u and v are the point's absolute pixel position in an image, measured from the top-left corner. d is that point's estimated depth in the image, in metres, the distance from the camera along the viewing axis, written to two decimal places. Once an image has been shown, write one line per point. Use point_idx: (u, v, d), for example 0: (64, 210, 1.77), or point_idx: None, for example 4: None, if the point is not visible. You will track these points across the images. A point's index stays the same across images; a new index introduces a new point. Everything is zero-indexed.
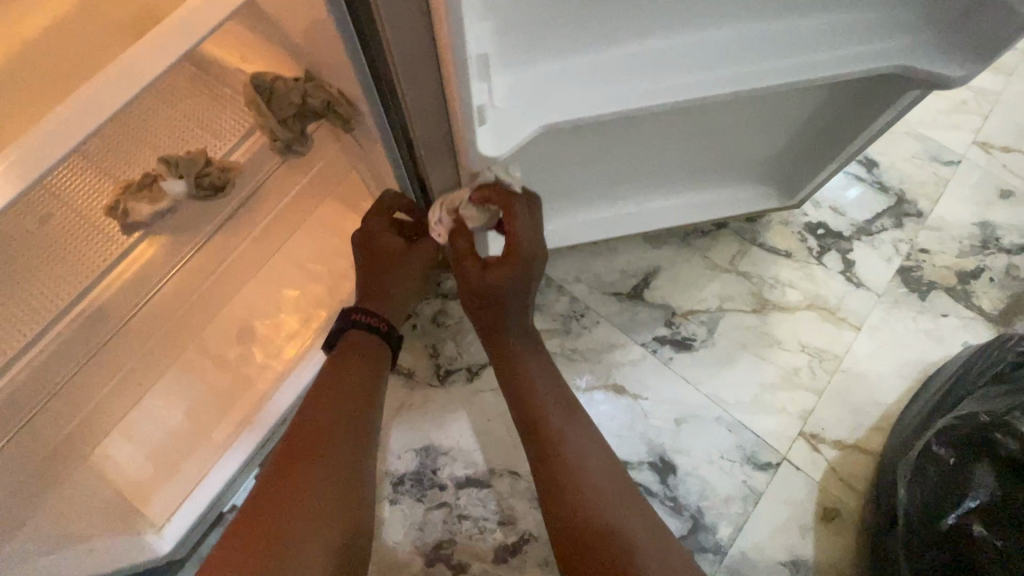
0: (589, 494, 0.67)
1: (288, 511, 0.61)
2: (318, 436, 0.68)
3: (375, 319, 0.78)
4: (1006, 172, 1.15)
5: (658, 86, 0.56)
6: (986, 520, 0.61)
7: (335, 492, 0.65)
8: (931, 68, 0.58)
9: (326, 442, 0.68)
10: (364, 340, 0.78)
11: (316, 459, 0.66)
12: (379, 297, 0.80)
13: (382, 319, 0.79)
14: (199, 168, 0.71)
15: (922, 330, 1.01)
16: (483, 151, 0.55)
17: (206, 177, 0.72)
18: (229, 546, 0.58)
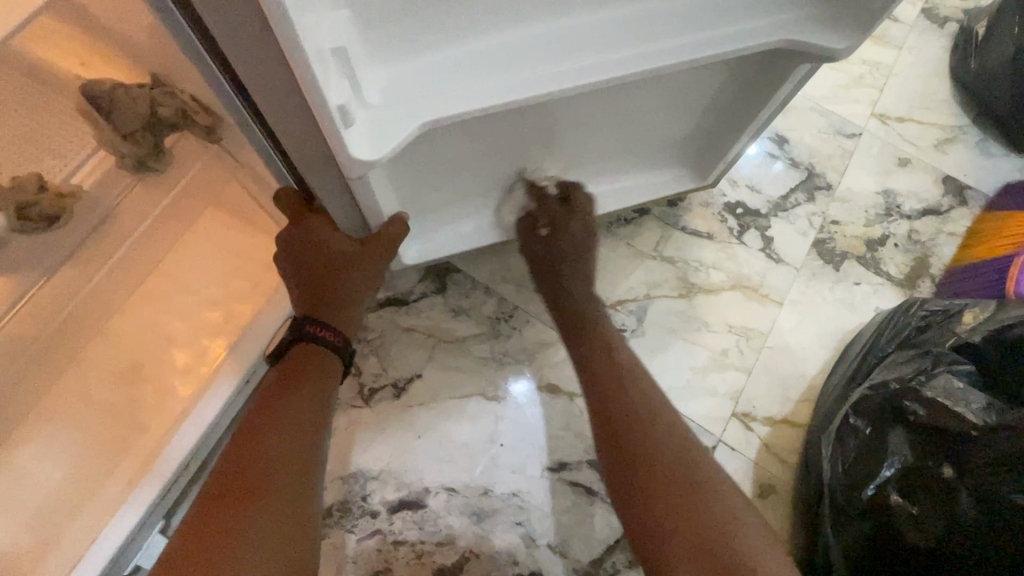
0: (654, 437, 0.63)
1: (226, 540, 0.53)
2: (266, 455, 0.61)
3: (329, 333, 0.71)
4: (902, 141, 1.21)
5: (546, 73, 0.53)
6: (902, 488, 0.62)
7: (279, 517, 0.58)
8: (819, 41, 0.57)
9: (274, 462, 0.61)
10: (314, 351, 0.71)
11: (267, 487, 0.59)
12: (330, 305, 0.72)
13: (338, 331, 0.72)
14: (27, 198, 0.67)
15: (838, 299, 1.05)
16: (361, 158, 0.48)
17: (36, 207, 0.68)
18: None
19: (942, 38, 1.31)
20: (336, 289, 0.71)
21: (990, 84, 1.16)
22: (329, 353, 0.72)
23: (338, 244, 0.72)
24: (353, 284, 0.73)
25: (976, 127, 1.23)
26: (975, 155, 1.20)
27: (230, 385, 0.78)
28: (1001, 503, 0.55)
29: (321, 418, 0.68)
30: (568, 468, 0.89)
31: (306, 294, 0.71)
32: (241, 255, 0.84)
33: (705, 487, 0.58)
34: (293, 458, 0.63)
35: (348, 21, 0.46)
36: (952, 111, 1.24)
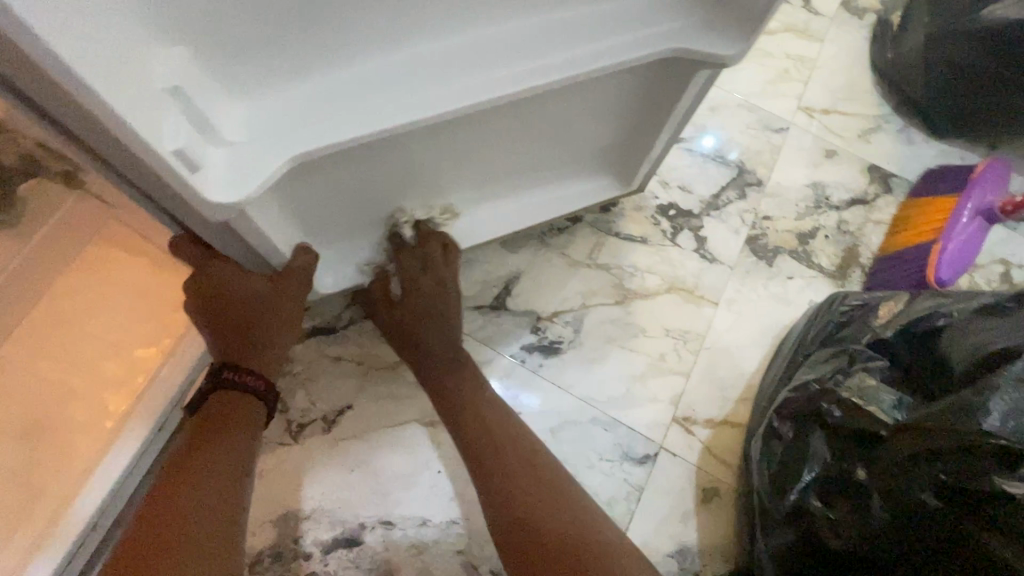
0: (504, 464, 0.65)
1: None
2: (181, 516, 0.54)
3: (247, 379, 0.66)
4: (828, 133, 1.22)
5: (423, 96, 0.51)
6: (822, 492, 0.62)
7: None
8: (709, 50, 0.56)
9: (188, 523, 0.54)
10: (242, 402, 0.66)
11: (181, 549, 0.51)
12: (246, 351, 0.68)
13: (260, 376, 0.67)
14: None
15: (773, 295, 1.05)
16: (221, 201, 0.44)
17: None
18: None
19: (861, 29, 1.34)
20: (250, 335, 0.67)
21: (907, 73, 1.18)
22: (258, 404, 0.67)
23: (249, 287, 0.67)
24: (277, 326, 0.70)
25: (898, 115, 1.25)
26: (898, 144, 1.22)
27: (139, 437, 0.73)
28: (912, 503, 0.55)
29: (245, 458, 0.63)
30: None
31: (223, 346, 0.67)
32: (144, 298, 0.81)
33: (566, 502, 0.61)
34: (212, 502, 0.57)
35: (188, 59, 0.42)
36: (875, 100, 1.26)
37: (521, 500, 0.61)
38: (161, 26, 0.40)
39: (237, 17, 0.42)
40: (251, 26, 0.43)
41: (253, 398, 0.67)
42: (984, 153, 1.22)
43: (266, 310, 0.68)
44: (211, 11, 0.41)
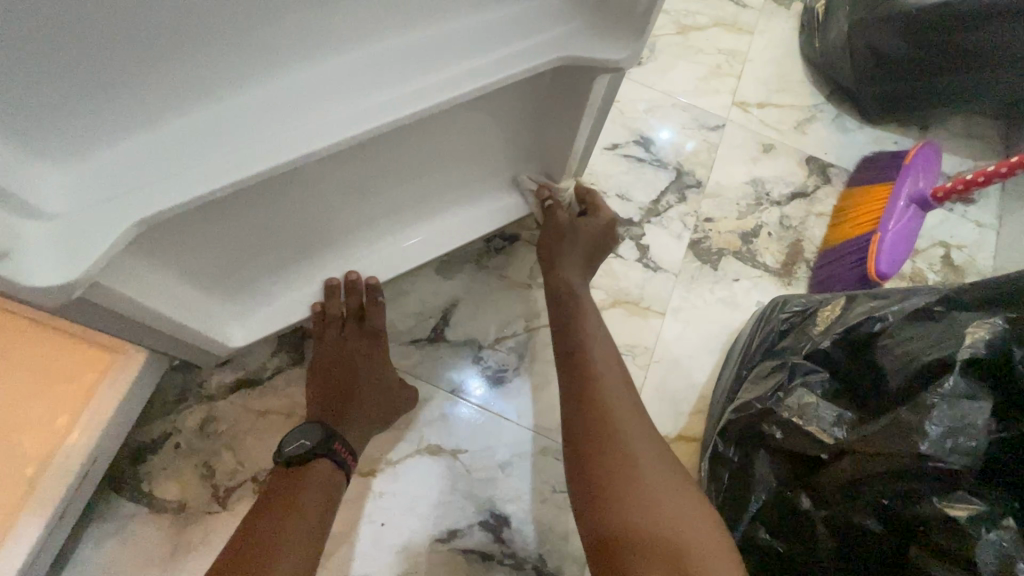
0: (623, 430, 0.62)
1: None
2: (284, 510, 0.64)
3: (346, 452, 0.73)
4: (764, 127, 1.20)
5: (285, 138, 0.47)
6: (769, 525, 0.59)
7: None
8: (596, 54, 0.53)
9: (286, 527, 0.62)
10: (332, 482, 0.70)
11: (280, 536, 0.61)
12: (335, 403, 0.76)
13: (352, 453, 0.74)
14: None
15: (720, 300, 1.03)
16: (41, 285, 0.38)
17: None
18: None
19: (789, 19, 1.33)
20: (349, 392, 0.77)
21: (834, 61, 1.17)
22: (340, 471, 0.72)
23: (371, 363, 0.80)
24: (367, 386, 0.78)
25: (831, 103, 1.24)
26: (834, 133, 1.21)
27: (37, 526, 0.66)
28: (857, 530, 0.53)
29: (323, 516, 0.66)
30: (459, 535, 0.82)
31: (324, 379, 0.78)
32: (33, 373, 0.73)
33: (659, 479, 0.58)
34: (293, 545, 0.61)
35: None
36: (808, 90, 1.25)
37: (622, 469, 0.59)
38: None
39: (33, 75, 0.38)
40: (51, 79, 0.39)
41: (337, 465, 0.71)
42: (916, 136, 1.22)
43: (367, 403, 0.77)
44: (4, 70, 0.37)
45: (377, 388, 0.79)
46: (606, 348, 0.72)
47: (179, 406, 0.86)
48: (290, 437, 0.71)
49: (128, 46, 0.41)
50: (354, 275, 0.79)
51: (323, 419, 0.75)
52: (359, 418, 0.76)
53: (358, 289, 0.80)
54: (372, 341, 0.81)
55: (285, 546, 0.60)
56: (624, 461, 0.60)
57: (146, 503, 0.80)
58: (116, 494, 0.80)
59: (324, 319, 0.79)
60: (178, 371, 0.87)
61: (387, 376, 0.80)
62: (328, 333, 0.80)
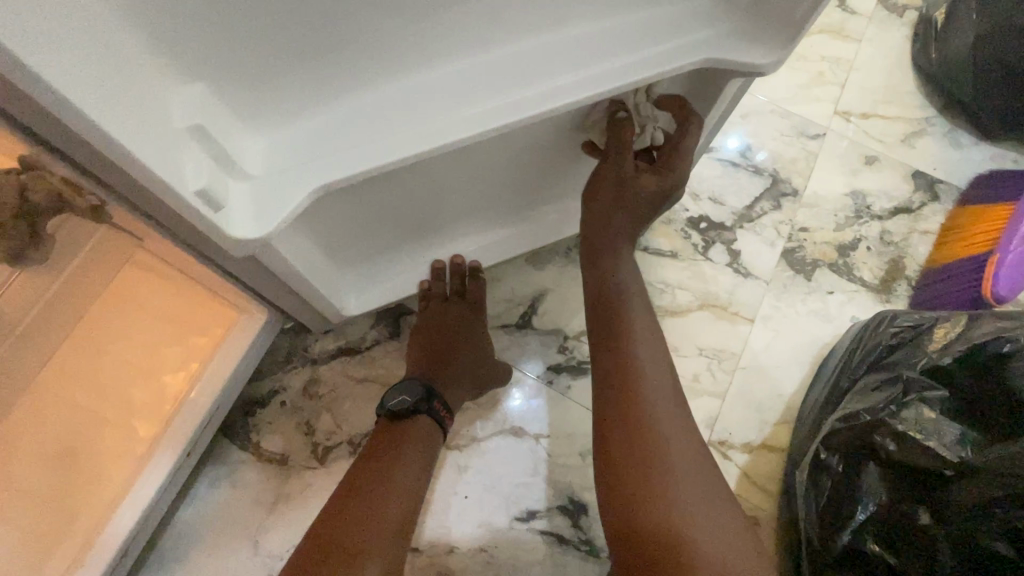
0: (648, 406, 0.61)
1: (361, 521, 0.59)
2: (394, 449, 0.68)
3: (444, 409, 0.75)
4: (868, 138, 1.16)
5: (445, 119, 0.49)
6: (879, 536, 0.58)
7: (399, 505, 0.63)
8: (743, 58, 0.54)
9: (397, 462, 0.67)
10: (432, 437, 0.73)
11: (392, 467, 0.66)
12: (434, 366, 0.79)
13: (449, 410, 0.76)
14: None
15: (812, 311, 1.00)
16: (245, 238, 0.43)
17: None
18: (312, 550, 0.57)
19: (901, 28, 1.27)
20: (446, 360, 0.80)
21: (953, 74, 1.12)
22: (438, 427, 0.75)
23: (465, 335, 0.83)
24: (463, 358, 0.81)
25: (943, 117, 1.18)
26: (944, 147, 1.15)
27: (168, 461, 0.73)
28: (982, 550, 0.52)
29: (427, 458, 0.70)
30: (537, 516, 0.85)
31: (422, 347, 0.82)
32: (173, 323, 0.80)
33: (672, 475, 0.55)
34: (403, 477, 0.66)
35: (207, 93, 0.42)
36: (917, 102, 1.20)
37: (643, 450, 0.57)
38: (179, 62, 0.39)
39: (250, 49, 0.41)
40: (268, 57, 0.42)
41: (436, 422, 0.74)
42: None
43: (460, 368, 0.80)
44: (230, 45, 0.40)
45: (470, 359, 0.81)
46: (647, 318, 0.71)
47: (286, 366, 0.92)
48: (394, 391, 0.74)
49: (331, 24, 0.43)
50: (459, 258, 0.84)
51: (421, 375, 0.78)
52: (455, 387, 0.79)
53: (463, 272, 0.86)
54: (469, 318, 0.85)
55: (394, 477, 0.65)
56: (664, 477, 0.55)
57: (254, 453, 0.88)
58: (229, 442, 0.88)
59: (427, 297, 0.84)
60: (286, 335, 0.94)
61: (480, 347, 0.83)
62: (428, 308, 0.84)
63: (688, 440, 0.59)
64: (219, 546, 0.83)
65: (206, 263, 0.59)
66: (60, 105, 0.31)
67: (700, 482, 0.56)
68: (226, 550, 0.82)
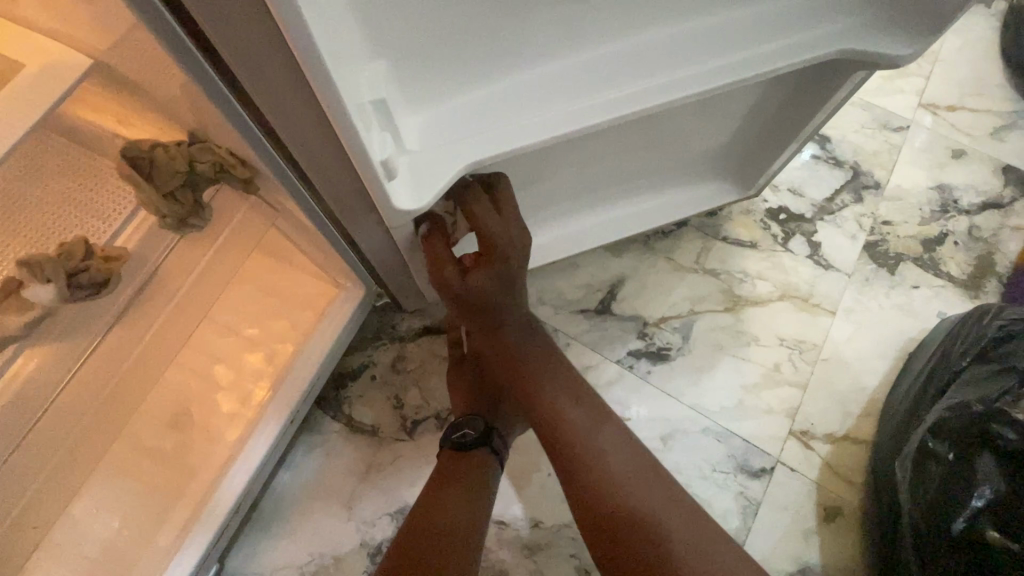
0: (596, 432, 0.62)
1: (438, 525, 0.63)
2: (463, 466, 0.72)
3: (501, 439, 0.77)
4: (955, 132, 1.13)
5: (590, 103, 0.51)
6: (997, 521, 0.57)
7: (469, 511, 0.67)
8: (883, 49, 0.53)
9: (468, 475, 0.71)
10: (488, 472, 0.73)
11: (462, 482, 0.70)
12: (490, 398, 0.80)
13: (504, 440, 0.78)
14: (75, 264, 0.63)
15: (896, 305, 0.99)
16: (405, 209, 0.46)
17: (85, 273, 0.64)
18: (397, 551, 0.61)
19: (990, 19, 1.23)
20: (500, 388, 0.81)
21: None
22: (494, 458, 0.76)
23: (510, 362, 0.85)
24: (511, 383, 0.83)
25: None
26: None
27: (276, 426, 0.78)
28: None
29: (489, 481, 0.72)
30: None
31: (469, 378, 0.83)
32: (280, 293, 0.84)
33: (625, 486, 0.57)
34: (474, 491, 0.70)
35: (387, 70, 0.45)
36: (1008, 96, 1.16)
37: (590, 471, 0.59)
38: (371, 43, 0.42)
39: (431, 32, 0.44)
40: (443, 40, 0.45)
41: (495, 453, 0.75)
42: None
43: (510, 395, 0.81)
44: (417, 29, 0.43)
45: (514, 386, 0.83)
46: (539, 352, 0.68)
47: (376, 342, 0.96)
48: (455, 425, 0.77)
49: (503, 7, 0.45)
50: None
51: (478, 409, 0.79)
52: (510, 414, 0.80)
53: None
54: None
55: (464, 490, 0.69)
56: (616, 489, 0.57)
57: (347, 423, 0.92)
58: (323, 412, 0.92)
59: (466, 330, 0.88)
60: (376, 313, 0.98)
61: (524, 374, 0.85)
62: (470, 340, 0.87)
63: (634, 452, 0.61)
64: (316, 508, 0.87)
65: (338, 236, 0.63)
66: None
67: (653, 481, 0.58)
68: (323, 514, 0.87)
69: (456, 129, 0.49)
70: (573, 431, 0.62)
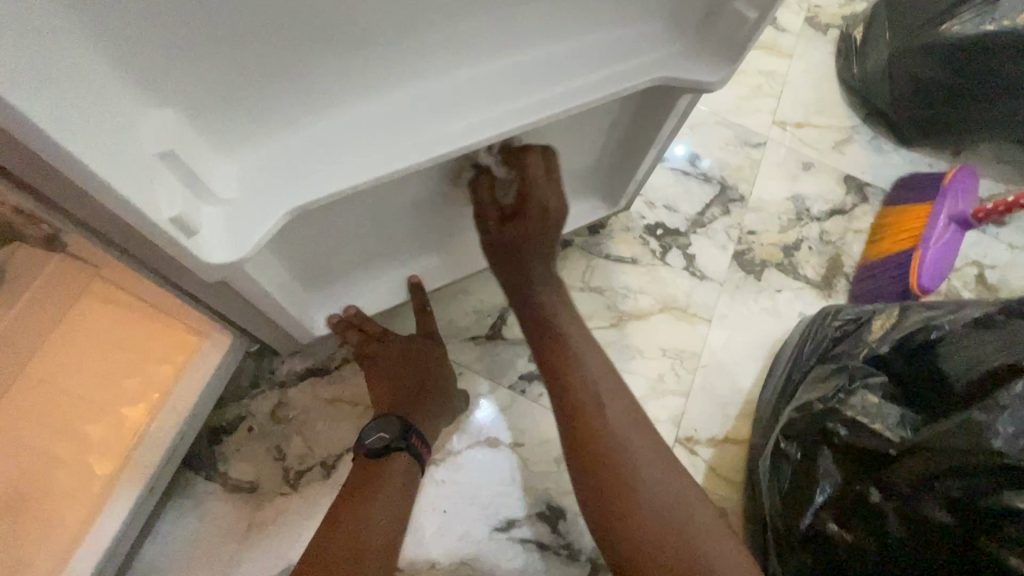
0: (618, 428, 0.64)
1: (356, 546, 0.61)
2: (377, 477, 0.70)
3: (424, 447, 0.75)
4: (803, 146, 1.25)
5: (415, 141, 0.50)
6: (836, 514, 0.63)
7: (385, 525, 0.65)
8: (693, 76, 0.58)
9: (385, 484, 0.69)
10: (410, 472, 0.72)
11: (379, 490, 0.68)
12: (410, 402, 0.77)
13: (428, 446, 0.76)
14: None
15: (764, 309, 1.07)
16: (216, 263, 0.42)
17: None
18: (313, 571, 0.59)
19: (826, 43, 1.38)
20: (421, 393, 0.79)
21: (874, 86, 1.22)
22: (416, 464, 0.74)
23: (423, 361, 0.82)
24: (434, 380, 0.81)
25: (868, 125, 1.29)
26: (869, 153, 1.26)
27: (132, 495, 0.69)
28: (926, 524, 0.57)
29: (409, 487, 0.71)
30: (517, 525, 0.86)
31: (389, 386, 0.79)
32: (126, 349, 0.76)
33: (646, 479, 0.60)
34: (394, 500, 0.68)
35: (177, 118, 0.42)
36: (845, 113, 1.30)
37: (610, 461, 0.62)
38: (146, 89, 0.39)
39: (219, 74, 0.42)
40: (238, 83, 0.43)
41: (414, 460, 0.73)
42: (950, 160, 1.27)
43: (430, 396, 0.79)
44: (198, 72, 0.41)
45: (432, 387, 0.80)
46: (579, 334, 0.72)
47: (252, 391, 0.90)
48: (369, 431, 0.73)
49: (303, 45, 0.43)
50: (352, 310, 0.80)
51: (398, 411, 0.76)
52: (430, 415, 0.78)
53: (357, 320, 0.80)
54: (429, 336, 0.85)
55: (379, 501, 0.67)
56: (633, 490, 0.60)
57: (221, 483, 0.84)
58: (194, 473, 0.84)
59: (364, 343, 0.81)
60: (251, 358, 0.91)
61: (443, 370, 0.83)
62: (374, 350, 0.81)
63: (658, 452, 0.63)
64: None
65: (170, 289, 0.57)
66: (17, 125, 0.30)
67: (675, 482, 0.61)
68: None
69: (275, 172, 0.47)
70: (598, 413, 0.65)
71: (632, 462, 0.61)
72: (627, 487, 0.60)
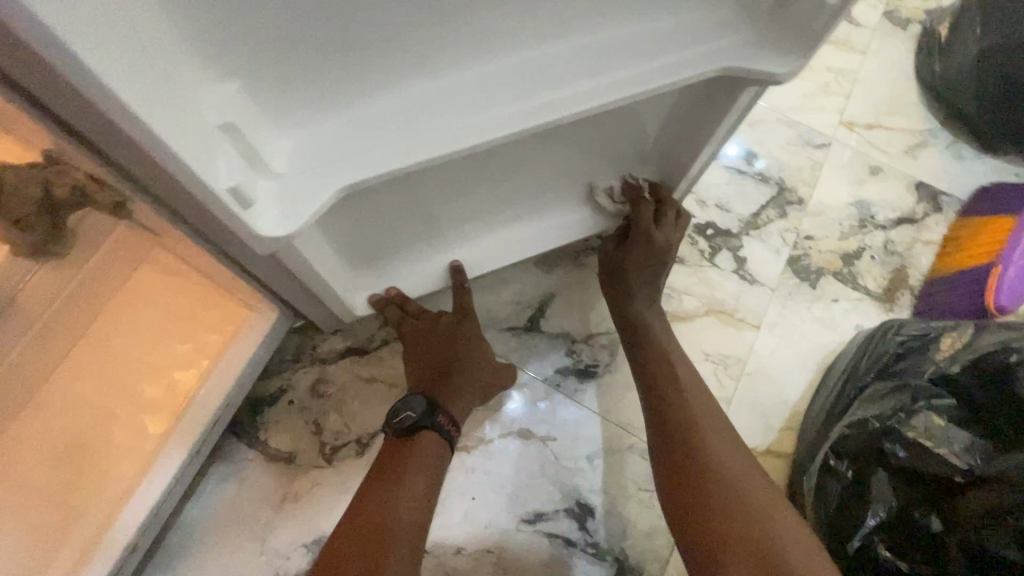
0: (712, 437, 0.67)
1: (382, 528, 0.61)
2: (404, 458, 0.69)
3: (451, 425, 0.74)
4: (872, 149, 1.18)
5: (469, 122, 0.49)
6: (888, 539, 0.60)
7: (409, 506, 0.65)
8: (764, 67, 0.54)
9: (410, 464, 0.69)
10: (440, 452, 0.72)
11: (405, 471, 0.68)
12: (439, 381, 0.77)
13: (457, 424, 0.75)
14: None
15: (817, 319, 1.01)
16: (270, 233, 0.43)
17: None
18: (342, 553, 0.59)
19: (905, 40, 1.29)
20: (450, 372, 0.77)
21: (958, 87, 1.13)
22: (444, 441, 0.73)
23: (451, 339, 0.81)
24: (465, 358, 0.80)
25: (947, 130, 1.20)
26: (947, 159, 1.17)
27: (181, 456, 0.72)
28: (991, 556, 0.54)
29: (436, 468, 0.70)
30: (544, 518, 0.85)
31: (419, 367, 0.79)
32: (182, 316, 0.80)
33: (738, 479, 0.62)
34: (419, 481, 0.67)
35: (238, 92, 0.43)
36: (922, 115, 1.21)
37: (698, 459, 0.64)
38: (209, 60, 0.40)
39: (279, 49, 0.42)
40: (297, 59, 0.43)
41: (442, 439, 0.72)
42: None
43: (457, 373, 0.78)
44: (261, 46, 0.41)
45: (461, 365, 0.79)
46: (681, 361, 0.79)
47: (295, 365, 0.92)
48: (397, 409, 0.73)
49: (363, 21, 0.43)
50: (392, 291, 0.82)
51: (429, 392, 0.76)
52: (460, 395, 0.77)
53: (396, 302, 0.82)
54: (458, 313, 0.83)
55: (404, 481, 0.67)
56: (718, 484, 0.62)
57: (261, 451, 0.87)
58: (237, 439, 0.88)
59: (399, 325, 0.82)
60: (296, 334, 0.94)
61: (472, 347, 0.81)
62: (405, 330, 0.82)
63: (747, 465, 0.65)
64: (226, 543, 0.82)
65: (224, 260, 0.59)
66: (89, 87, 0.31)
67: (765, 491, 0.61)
68: (232, 548, 0.82)
69: (330, 148, 0.48)
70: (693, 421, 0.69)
71: (720, 463, 0.64)
72: (711, 479, 0.62)
